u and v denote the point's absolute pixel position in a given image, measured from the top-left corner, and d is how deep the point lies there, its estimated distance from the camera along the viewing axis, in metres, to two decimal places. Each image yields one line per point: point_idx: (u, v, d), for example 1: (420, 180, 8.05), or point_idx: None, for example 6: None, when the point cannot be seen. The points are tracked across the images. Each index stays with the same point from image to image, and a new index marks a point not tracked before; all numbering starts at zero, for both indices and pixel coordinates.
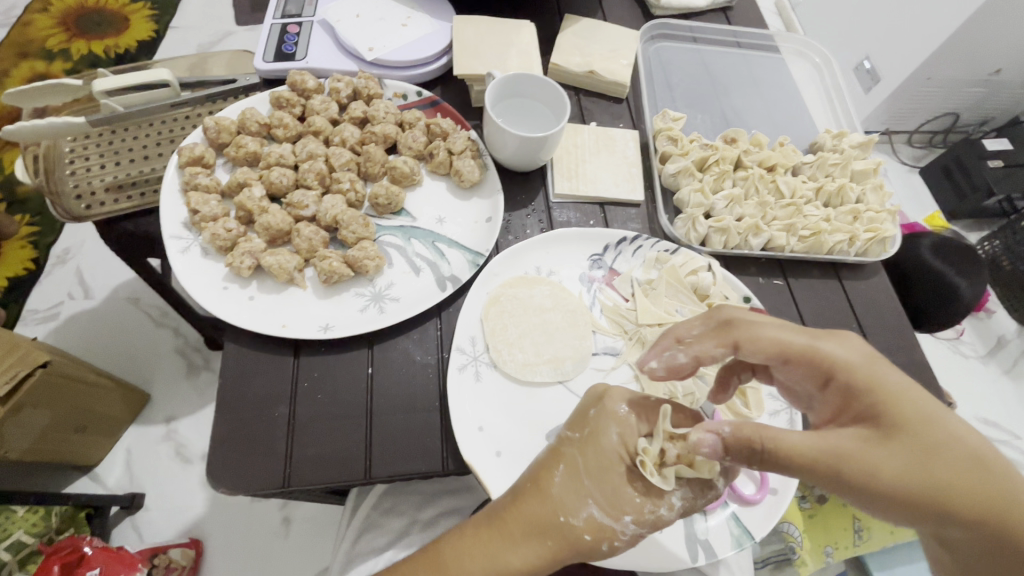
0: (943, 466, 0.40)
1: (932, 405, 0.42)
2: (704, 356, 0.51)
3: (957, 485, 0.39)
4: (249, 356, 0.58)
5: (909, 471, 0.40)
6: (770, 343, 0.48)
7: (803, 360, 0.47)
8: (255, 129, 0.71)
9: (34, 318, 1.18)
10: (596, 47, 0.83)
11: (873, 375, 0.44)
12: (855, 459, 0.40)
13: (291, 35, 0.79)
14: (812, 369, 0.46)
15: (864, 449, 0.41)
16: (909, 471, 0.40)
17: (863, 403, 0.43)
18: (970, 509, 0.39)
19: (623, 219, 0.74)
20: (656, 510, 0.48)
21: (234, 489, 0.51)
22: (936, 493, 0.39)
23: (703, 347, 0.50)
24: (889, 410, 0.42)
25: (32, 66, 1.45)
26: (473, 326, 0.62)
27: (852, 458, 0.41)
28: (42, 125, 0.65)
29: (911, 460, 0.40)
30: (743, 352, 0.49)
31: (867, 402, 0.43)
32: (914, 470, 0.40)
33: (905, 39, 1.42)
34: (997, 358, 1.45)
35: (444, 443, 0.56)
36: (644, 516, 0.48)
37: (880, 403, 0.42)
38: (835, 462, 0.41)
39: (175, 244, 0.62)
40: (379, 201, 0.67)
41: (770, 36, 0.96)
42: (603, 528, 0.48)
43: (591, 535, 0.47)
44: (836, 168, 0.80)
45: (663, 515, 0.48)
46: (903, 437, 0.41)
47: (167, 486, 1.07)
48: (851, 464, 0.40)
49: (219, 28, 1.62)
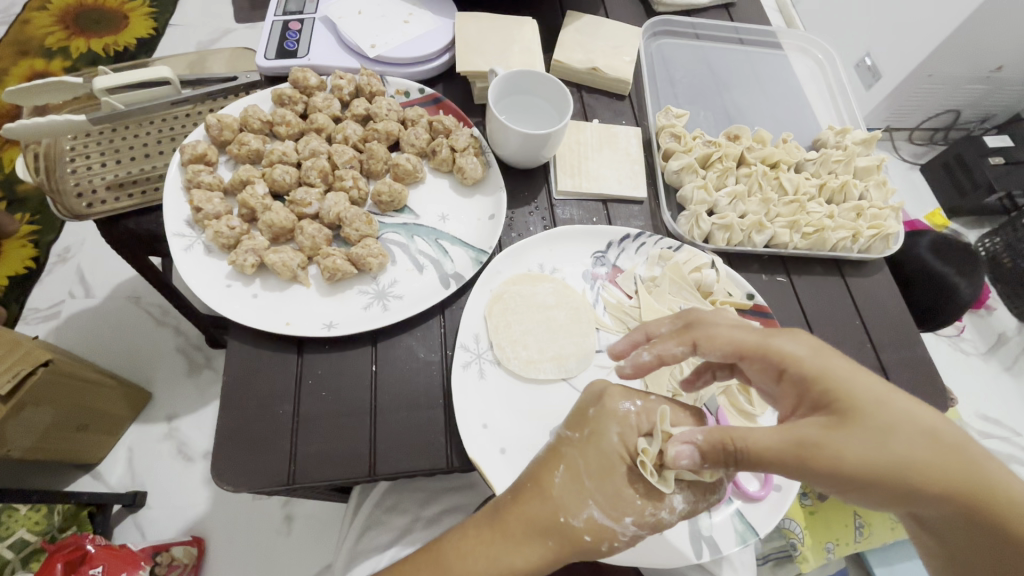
0: (905, 444, 0.41)
1: (881, 386, 0.43)
2: (667, 356, 0.51)
3: (921, 461, 0.40)
4: (253, 354, 0.58)
5: (874, 454, 0.40)
6: (726, 341, 0.49)
7: (757, 357, 0.47)
8: (257, 126, 0.71)
9: (35, 317, 1.18)
10: (598, 44, 0.83)
11: (822, 364, 0.44)
12: (821, 449, 0.40)
13: (292, 32, 0.79)
14: (766, 365, 0.47)
15: (831, 440, 0.41)
16: (874, 454, 0.40)
17: (820, 392, 0.44)
18: (934, 482, 0.40)
19: (626, 216, 0.74)
20: (657, 513, 0.47)
21: (240, 486, 0.51)
22: (902, 474, 0.40)
23: (664, 347, 0.51)
24: (845, 397, 0.42)
25: (31, 65, 1.44)
26: (476, 323, 0.62)
27: (818, 448, 0.41)
28: (43, 123, 0.65)
29: (875, 444, 0.40)
30: (703, 350, 0.50)
31: (821, 390, 0.44)
32: (878, 452, 0.40)
33: (906, 35, 1.42)
34: (998, 355, 1.45)
35: (448, 440, 0.56)
36: (645, 519, 0.47)
37: (837, 390, 0.43)
38: (801, 454, 0.41)
39: (178, 241, 0.62)
40: (382, 199, 0.67)
41: (772, 33, 0.95)
42: (604, 530, 0.47)
43: (591, 536, 0.47)
44: (839, 165, 0.79)
45: (664, 518, 0.47)
46: (864, 421, 0.41)
47: (169, 484, 1.07)
48: (819, 454, 0.40)
49: (218, 26, 1.61)
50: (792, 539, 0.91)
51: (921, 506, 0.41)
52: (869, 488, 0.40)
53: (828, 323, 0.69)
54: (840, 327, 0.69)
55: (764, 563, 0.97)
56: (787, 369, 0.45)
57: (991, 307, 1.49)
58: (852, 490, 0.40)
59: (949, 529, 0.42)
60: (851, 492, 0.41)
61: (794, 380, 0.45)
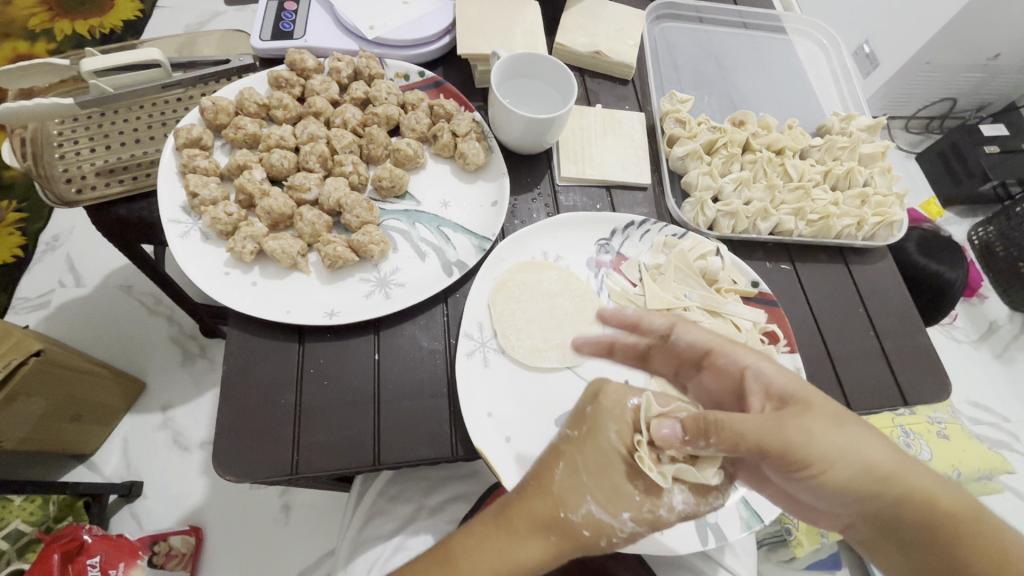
0: (858, 432, 0.44)
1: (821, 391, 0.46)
2: (645, 322, 0.56)
3: (869, 449, 0.44)
4: (253, 343, 0.57)
5: (831, 438, 0.43)
6: (698, 335, 0.54)
7: (722, 356, 0.51)
8: (254, 110, 0.69)
9: (25, 306, 1.16)
10: (601, 27, 0.81)
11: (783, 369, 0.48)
12: (794, 428, 0.42)
13: (288, 12, 0.77)
14: (729, 370, 0.51)
15: (802, 421, 0.43)
16: (834, 437, 0.43)
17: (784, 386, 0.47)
18: (881, 470, 0.43)
19: (630, 203, 0.73)
20: (655, 510, 0.46)
21: (241, 476, 0.51)
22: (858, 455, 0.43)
23: (649, 316, 0.56)
24: (802, 390, 0.46)
25: (14, 46, 1.38)
26: (480, 311, 0.61)
27: (791, 426, 0.42)
28: (28, 106, 0.62)
29: (835, 429, 0.43)
30: (678, 333, 0.55)
31: (782, 386, 0.47)
32: (835, 439, 0.43)
33: (904, 22, 1.40)
34: (989, 342, 1.47)
35: (454, 429, 0.55)
36: (643, 515, 0.46)
37: (796, 384, 0.47)
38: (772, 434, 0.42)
39: (173, 228, 0.60)
40: (383, 183, 0.65)
41: (776, 17, 0.94)
42: (602, 525, 0.46)
43: (590, 531, 0.45)
44: (844, 152, 0.79)
45: (663, 516, 0.46)
46: (821, 409, 0.44)
47: (165, 473, 1.06)
48: (794, 427, 0.42)
49: (208, 9, 1.58)
50: (788, 524, 0.94)
51: (869, 496, 0.43)
52: (827, 468, 0.42)
53: (832, 312, 0.69)
54: (842, 317, 0.69)
55: (761, 546, 1.02)
56: (751, 366, 0.49)
57: (985, 295, 1.51)
58: (815, 471, 0.43)
59: (900, 527, 0.44)
60: (812, 475, 0.43)
61: (758, 377, 0.48)
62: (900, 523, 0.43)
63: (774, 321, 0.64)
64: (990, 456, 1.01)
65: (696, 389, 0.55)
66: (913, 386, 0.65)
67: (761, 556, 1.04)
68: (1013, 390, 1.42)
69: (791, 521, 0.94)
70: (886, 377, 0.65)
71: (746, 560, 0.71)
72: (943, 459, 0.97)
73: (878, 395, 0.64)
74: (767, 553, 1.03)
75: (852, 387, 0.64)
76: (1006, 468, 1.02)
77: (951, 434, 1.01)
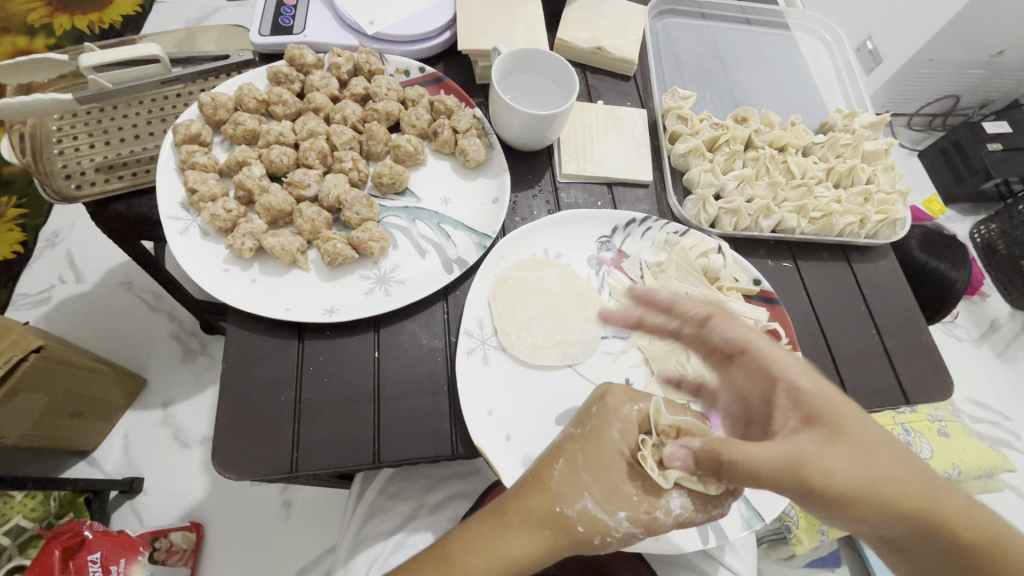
0: (884, 463, 0.42)
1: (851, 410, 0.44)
2: (679, 306, 0.57)
3: (896, 481, 0.41)
4: (251, 341, 0.56)
5: (847, 472, 0.41)
6: (735, 331, 0.53)
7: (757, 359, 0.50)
8: (253, 106, 0.68)
9: (25, 303, 1.16)
10: (603, 23, 0.81)
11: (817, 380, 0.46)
12: (811, 464, 0.41)
13: (288, 7, 0.77)
14: (763, 373, 0.49)
15: (822, 454, 0.41)
16: (855, 470, 0.41)
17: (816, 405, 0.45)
18: (907, 500, 0.41)
19: (632, 200, 0.73)
20: (652, 511, 0.47)
21: (242, 474, 0.50)
22: (878, 489, 0.41)
23: (687, 300, 0.57)
24: (834, 410, 0.44)
25: (14, 42, 1.38)
26: (481, 309, 0.61)
27: (804, 456, 0.41)
28: (28, 101, 0.62)
29: (857, 460, 0.41)
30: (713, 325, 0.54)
31: (812, 404, 0.45)
32: (861, 470, 0.41)
33: (907, 19, 1.40)
34: (990, 341, 1.46)
35: (454, 427, 0.55)
36: (638, 515, 0.46)
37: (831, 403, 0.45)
38: (796, 466, 0.41)
39: (173, 224, 0.60)
40: (383, 180, 0.65)
41: (779, 13, 0.93)
42: (596, 522, 0.46)
43: (584, 527, 0.45)
44: (847, 149, 0.78)
45: (659, 517, 0.47)
46: (852, 440, 0.42)
47: (167, 469, 1.06)
48: (805, 466, 0.41)
49: (207, 4, 1.58)
50: (788, 521, 0.94)
51: (890, 528, 0.42)
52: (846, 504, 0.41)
53: (832, 310, 0.68)
54: (844, 315, 0.68)
55: (762, 544, 1.02)
56: (785, 378, 0.47)
57: (986, 293, 1.51)
58: (839, 504, 0.41)
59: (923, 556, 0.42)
60: (839, 507, 0.41)
61: (788, 390, 0.47)
62: (920, 553, 0.42)
63: (776, 320, 0.64)
64: (990, 455, 1.01)
65: (729, 384, 0.53)
66: (914, 384, 0.65)
67: (760, 553, 1.04)
68: (1014, 389, 1.41)
69: (791, 519, 0.94)
70: (889, 378, 0.65)
71: (746, 559, 0.71)
72: (943, 457, 0.96)
73: (879, 394, 0.64)
74: (766, 550, 1.03)
75: (855, 387, 0.64)
76: (1006, 466, 1.02)
77: (951, 432, 1.01)
